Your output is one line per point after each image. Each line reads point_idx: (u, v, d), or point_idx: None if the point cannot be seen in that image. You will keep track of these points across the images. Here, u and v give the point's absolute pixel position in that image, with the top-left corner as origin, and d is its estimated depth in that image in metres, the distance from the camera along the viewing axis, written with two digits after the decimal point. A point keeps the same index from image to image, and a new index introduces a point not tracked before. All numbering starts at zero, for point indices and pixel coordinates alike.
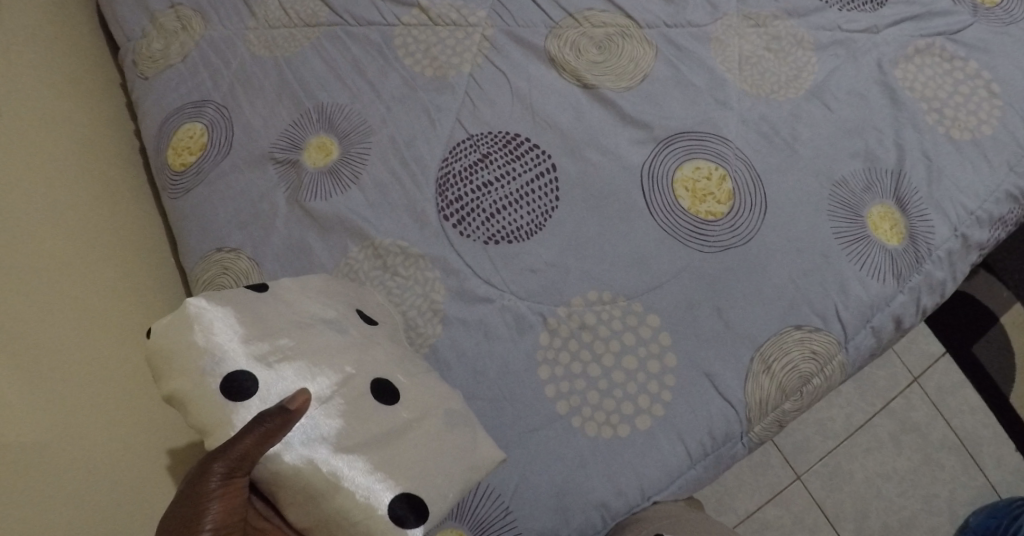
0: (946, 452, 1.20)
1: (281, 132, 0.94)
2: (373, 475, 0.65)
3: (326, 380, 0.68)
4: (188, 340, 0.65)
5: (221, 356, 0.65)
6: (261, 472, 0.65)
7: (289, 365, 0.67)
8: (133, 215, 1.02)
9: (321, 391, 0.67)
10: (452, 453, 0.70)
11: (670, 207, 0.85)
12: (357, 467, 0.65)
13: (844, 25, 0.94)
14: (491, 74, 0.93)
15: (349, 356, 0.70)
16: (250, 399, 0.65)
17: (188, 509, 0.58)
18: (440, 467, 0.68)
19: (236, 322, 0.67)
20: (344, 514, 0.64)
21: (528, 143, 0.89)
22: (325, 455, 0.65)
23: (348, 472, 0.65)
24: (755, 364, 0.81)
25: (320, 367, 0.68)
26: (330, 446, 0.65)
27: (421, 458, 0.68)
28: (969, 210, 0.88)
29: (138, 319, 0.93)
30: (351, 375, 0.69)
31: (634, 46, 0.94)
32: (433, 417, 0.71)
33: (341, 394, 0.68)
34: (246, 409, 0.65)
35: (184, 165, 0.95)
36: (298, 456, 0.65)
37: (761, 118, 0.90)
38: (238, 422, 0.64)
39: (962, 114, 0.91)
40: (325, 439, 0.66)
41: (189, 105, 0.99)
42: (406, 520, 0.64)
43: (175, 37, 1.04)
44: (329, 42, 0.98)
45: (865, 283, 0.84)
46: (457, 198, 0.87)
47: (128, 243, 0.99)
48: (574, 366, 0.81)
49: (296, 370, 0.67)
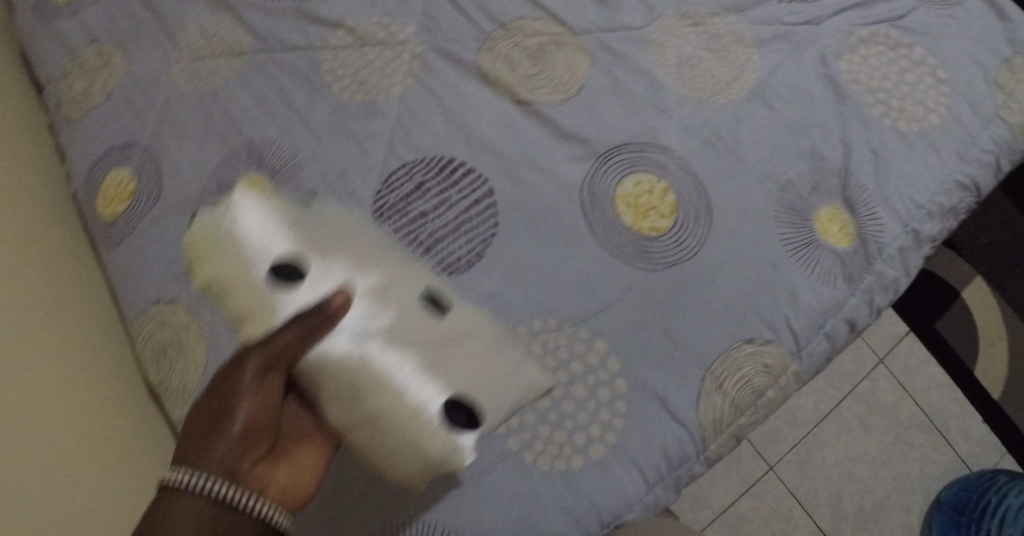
0: (916, 430, 1.19)
1: (210, 172, 0.90)
2: (423, 378, 0.72)
3: (368, 282, 0.74)
4: (237, 231, 0.75)
5: (265, 246, 0.74)
6: (302, 369, 0.71)
7: (331, 262, 0.73)
8: (64, 255, 0.98)
9: (368, 292, 0.73)
10: (501, 367, 0.76)
11: (611, 226, 0.83)
12: (406, 367, 0.72)
13: (785, 17, 0.91)
14: (422, 95, 0.90)
15: (389, 265, 0.76)
16: (295, 287, 0.73)
17: (224, 400, 0.65)
18: (488, 373, 0.74)
19: (280, 222, 0.75)
20: (396, 414, 0.71)
21: (464, 167, 0.86)
22: (370, 360, 0.72)
23: (393, 377, 0.71)
24: (707, 383, 0.80)
25: (362, 267, 0.74)
26: (381, 343, 0.72)
27: (469, 366, 0.74)
28: (918, 204, 0.86)
29: (73, 371, 0.89)
30: (389, 284, 0.75)
31: (569, 54, 0.90)
32: (479, 330, 0.77)
33: (388, 300, 0.74)
34: (291, 295, 0.73)
35: (115, 215, 0.93)
36: (348, 350, 0.71)
37: (703, 123, 0.87)
38: (283, 307, 0.72)
39: (908, 104, 0.88)
40: (376, 335, 0.72)
41: (115, 149, 0.96)
42: (456, 425, 0.72)
43: (98, 75, 1.00)
44: (255, 71, 0.95)
45: (816, 289, 0.82)
46: (393, 231, 0.84)
47: (57, 285, 0.94)
48: (523, 399, 0.79)
49: (341, 269, 0.73)
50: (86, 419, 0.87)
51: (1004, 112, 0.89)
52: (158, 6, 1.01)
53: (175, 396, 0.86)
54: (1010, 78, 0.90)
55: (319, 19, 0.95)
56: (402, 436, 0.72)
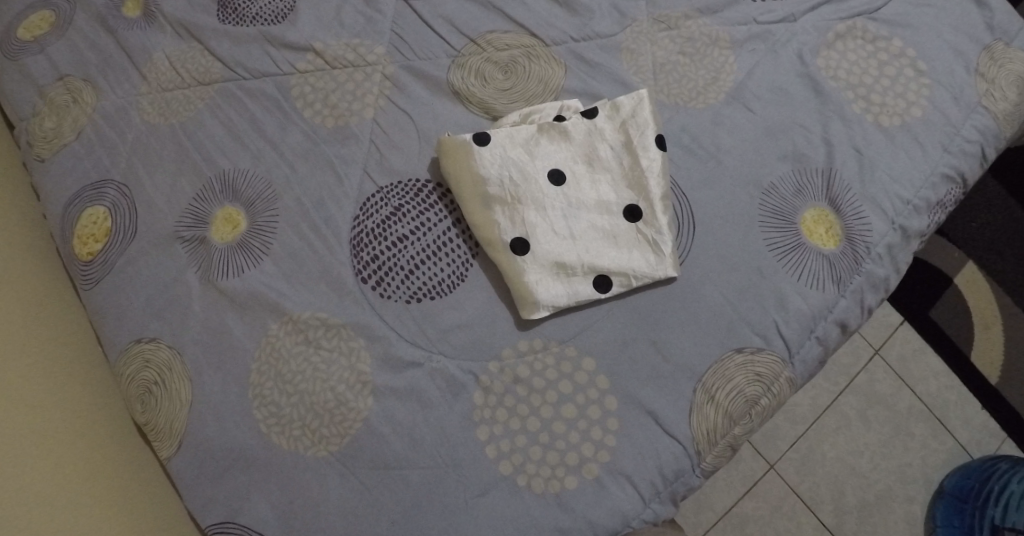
0: (915, 419, 1.18)
1: (184, 207, 0.89)
2: (572, 241, 0.79)
3: (567, 149, 0.82)
4: (561, 104, 0.86)
5: (517, 118, 0.85)
6: (473, 219, 0.81)
7: (569, 138, 0.82)
8: (32, 267, 0.95)
9: (549, 164, 0.81)
10: (629, 246, 0.80)
11: (574, 237, 0.79)
12: (564, 231, 0.79)
13: (759, 17, 0.90)
14: (395, 116, 0.89)
15: (597, 156, 0.82)
16: (520, 133, 0.81)
17: None
18: (621, 259, 0.79)
19: (548, 108, 0.85)
20: (528, 272, 0.78)
21: (439, 189, 0.85)
22: (502, 219, 0.79)
23: (514, 237, 0.79)
24: (698, 395, 0.79)
25: (573, 138, 0.82)
26: (546, 206, 0.80)
27: (607, 246, 0.80)
28: (905, 200, 0.85)
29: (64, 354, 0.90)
30: (597, 158, 0.82)
31: (542, 65, 0.89)
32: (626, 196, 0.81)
33: (576, 180, 0.81)
34: (551, 139, 0.82)
35: (92, 254, 0.90)
36: (538, 210, 0.79)
37: (681, 131, 0.86)
38: (479, 159, 0.80)
39: (890, 98, 0.87)
40: (554, 198, 0.80)
41: (88, 187, 0.92)
42: (598, 289, 0.79)
43: (67, 112, 0.96)
44: (225, 100, 0.93)
45: (805, 293, 0.81)
46: (373, 258, 0.83)
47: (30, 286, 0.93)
48: (513, 422, 0.78)
49: (573, 146, 0.82)
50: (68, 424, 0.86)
51: (988, 101, 0.88)
52: (123, 38, 0.99)
53: (162, 435, 0.82)
54: (990, 66, 0.89)
55: (287, 44, 0.93)
56: (519, 289, 0.79)
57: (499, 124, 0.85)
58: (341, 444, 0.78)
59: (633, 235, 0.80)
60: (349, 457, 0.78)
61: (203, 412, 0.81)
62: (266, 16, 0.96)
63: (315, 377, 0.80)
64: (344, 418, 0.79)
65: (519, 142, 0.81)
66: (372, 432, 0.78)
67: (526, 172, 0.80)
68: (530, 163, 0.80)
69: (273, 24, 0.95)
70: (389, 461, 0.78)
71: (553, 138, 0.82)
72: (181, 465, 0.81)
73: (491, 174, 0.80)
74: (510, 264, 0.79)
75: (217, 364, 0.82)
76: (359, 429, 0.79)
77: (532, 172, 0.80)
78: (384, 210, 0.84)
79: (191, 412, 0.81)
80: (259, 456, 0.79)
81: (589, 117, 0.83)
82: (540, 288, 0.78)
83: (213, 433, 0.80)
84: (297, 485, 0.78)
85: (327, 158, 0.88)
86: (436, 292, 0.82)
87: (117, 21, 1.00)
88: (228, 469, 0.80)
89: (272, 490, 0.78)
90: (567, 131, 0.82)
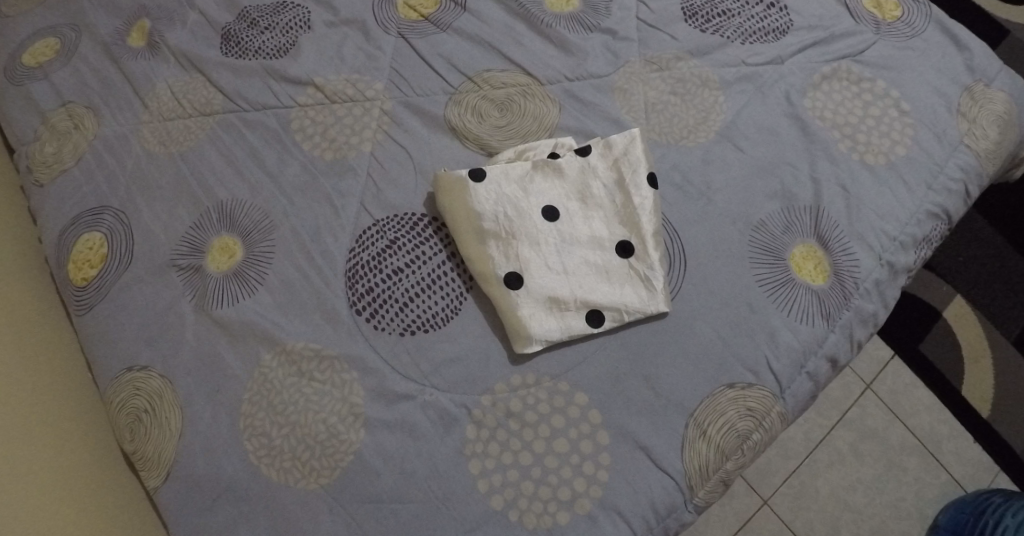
0: (907, 455, 1.18)
1: (181, 235, 0.89)
2: (565, 275, 0.80)
3: (560, 186, 0.83)
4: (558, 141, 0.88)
5: (514, 155, 0.86)
6: (469, 252, 0.82)
7: (564, 175, 0.83)
8: (27, 291, 0.96)
9: (543, 200, 0.82)
10: (622, 282, 0.81)
11: (567, 273, 0.80)
12: (556, 267, 0.80)
13: (748, 59, 0.93)
14: (392, 151, 0.90)
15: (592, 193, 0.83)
16: (514, 169, 0.83)
17: None
18: (614, 294, 0.80)
19: (543, 146, 0.87)
20: (520, 306, 0.79)
21: (434, 223, 0.86)
22: (496, 252, 0.80)
23: (509, 270, 0.80)
24: (691, 430, 0.79)
25: (568, 175, 0.83)
26: (539, 242, 0.81)
27: (599, 281, 0.81)
28: (891, 237, 0.86)
29: (58, 374, 0.91)
30: (591, 195, 0.83)
31: (537, 103, 0.91)
32: (619, 232, 0.82)
33: (571, 216, 0.82)
34: (546, 176, 0.83)
35: (87, 280, 0.90)
36: (531, 246, 0.80)
37: (672, 168, 0.88)
38: (475, 195, 0.81)
39: (875, 138, 0.89)
40: (548, 234, 0.81)
41: (86, 214, 0.93)
42: (590, 323, 0.80)
43: (68, 138, 0.98)
44: (226, 132, 0.94)
45: (795, 329, 0.82)
46: (368, 289, 0.83)
47: (25, 307, 0.94)
48: (505, 456, 0.78)
49: (566, 183, 0.83)
50: (56, 445, 0.86)
51: (970, 139, 0.90)
52: (126, 68, 1.00)
53: (150, 464, 0.82)
54: (972, 106, 0.92)
55: (288, 78, 0.95)
56: (512, 321, 0.79)
57: (495, 160, 0.87)
58: (331, 477, 0.78)
59: (626, 270, 0.81)
60: (339, 491, 0.78)
61: (194, 442, 0.81)
62: (268, 51, 0.98)
63: (307, 408, 0.80)
64: (336, 451, 0.79)
65: (513, 178, 0.82)
66: (363, 464, 0.78)
67: (520, 208, 0.81)
68: (524, 199, 0.82)
69: (274, 58, 0.97)
70: (380, 494, 0.78)
71: (547, 174, 0.83)
72: (168, 494, 0.80)
73: (486, 210, 0.81)
74: (504, 298, 0.80)
75: (209, 394, 0.82)
76: (350, 462, 0.78)
77: (526, 208, 0.81)
78: (379, 243, 0.85)
79: (181, 441, 0.81)
80: (249, 488, 0.79)
81: (582, 155, 0.84)
82: (533, 322, 0.79)
83: (204, 464, 0.80)
84: (287, 517, 0.77)
85: (325, 190, 0.89)
86: (432, 324, 0.82)
87: (121, 51, 1.02)
88: (217, 499, 0.79)
89: (262, 522, 0.78)
90: (562, 168, 0.83)
